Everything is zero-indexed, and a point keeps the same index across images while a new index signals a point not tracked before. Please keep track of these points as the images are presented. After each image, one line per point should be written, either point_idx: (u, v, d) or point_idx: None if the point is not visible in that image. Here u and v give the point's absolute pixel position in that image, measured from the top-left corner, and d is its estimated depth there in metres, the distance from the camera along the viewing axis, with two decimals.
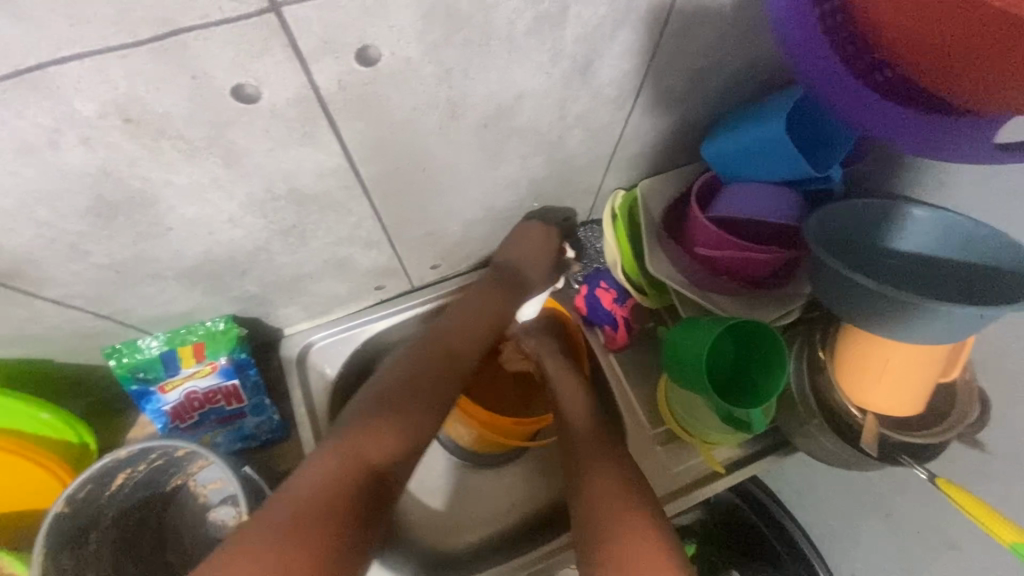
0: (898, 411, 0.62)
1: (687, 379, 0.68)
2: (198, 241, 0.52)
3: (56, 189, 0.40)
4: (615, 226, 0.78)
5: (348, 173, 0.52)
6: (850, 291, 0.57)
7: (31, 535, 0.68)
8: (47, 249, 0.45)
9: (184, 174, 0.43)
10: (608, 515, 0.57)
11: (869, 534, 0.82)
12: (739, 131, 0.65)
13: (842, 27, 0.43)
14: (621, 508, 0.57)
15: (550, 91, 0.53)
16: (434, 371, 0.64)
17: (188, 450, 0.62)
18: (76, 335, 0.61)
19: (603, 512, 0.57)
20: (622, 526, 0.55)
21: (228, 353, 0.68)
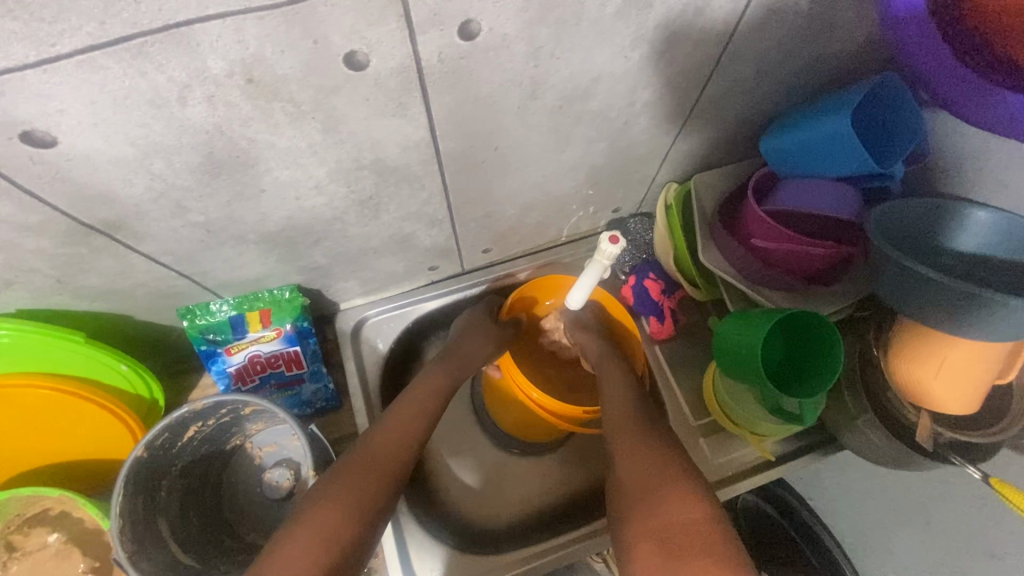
0: (954, 410, 0.62)
1: (740, 371, 0.68)
2: (284, 206, 0.55)
3: (175, 144, 0.43)
4: (668, 217, 0.80)
5: (428, 147, 0.54)
6: (914, 287, 0.58)
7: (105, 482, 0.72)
8: (153, 204, 0.48)
9: (286, 137, 0.46)
10: (655, 493, 0.56)
11: (909, 540, 0.81)
12: (803, 126, 0.67)
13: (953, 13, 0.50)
14: (667, 487, 0.56)
15: (626, 76, 0.55)
16: (417, 399, 0.67)
17: (254, 409, 0.67)
18: (158, 293, 0.64)
19: (646, 492, 0.56)
20: (667, 504, 0.54)
21: (292, 320, 0.71)
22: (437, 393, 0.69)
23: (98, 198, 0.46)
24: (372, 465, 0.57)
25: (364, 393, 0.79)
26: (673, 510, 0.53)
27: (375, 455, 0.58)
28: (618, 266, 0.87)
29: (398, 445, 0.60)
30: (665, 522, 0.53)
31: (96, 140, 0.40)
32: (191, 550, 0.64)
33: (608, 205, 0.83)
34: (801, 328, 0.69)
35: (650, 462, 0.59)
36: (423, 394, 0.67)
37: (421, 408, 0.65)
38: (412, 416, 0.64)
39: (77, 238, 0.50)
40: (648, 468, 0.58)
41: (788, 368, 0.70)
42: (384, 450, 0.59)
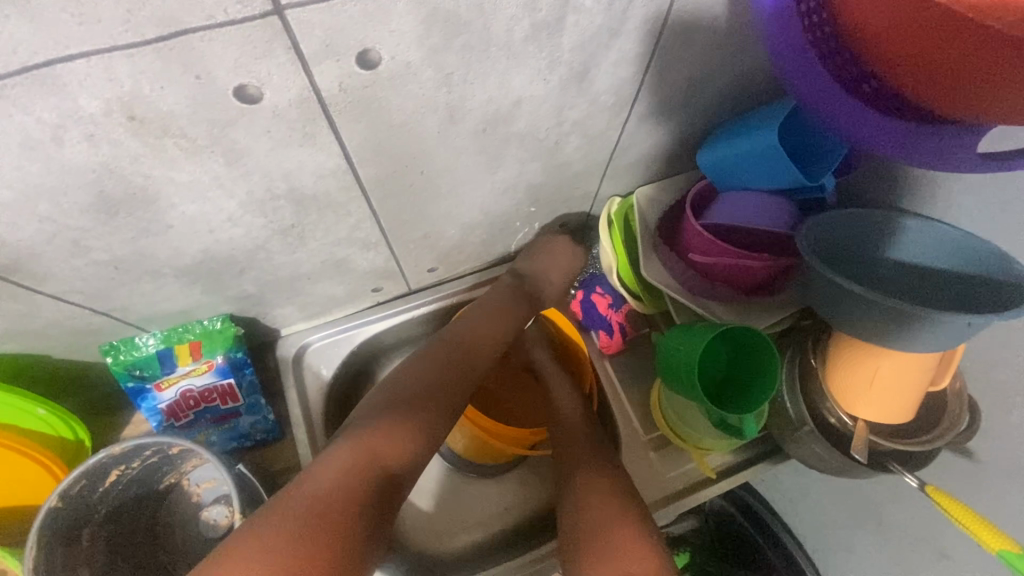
0: (886, 418, 0.63)
1: (681, 385, 0.68)
2: (198, 239, 0.53)
3: (58, 184, 0.40)
4: (611, 233, 0.80)
5: (347, 174, 0.52)
6: (843, 299, 0.58)
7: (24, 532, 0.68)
8: (48, 245, 0.46)
9: (185, 172, 0.44)
10: (601, 519, 0.58)
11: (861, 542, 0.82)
12: (735, 140, 0.67)
13: (830, 40, 0.44)
14: (611, 516, 0.58)
15: (548, 97, 0.54)
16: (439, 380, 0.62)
17: (182, 447, 0.63)
18: (75, 331, 0.61)
19: (593, 517, 0.59)
20: (611, 532, 0.56)
21: (224, 351, 0.68)
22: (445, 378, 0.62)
23: None
24: (369, 450, 0.52)
25: (307, 421, 0.76)
26: (619, 541, 0.55)
27: (377, 440, 0.53)
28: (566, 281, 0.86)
29: (402, 436, 0.55)
30: (609, 553, 0.55)
31: None
32: None
33: (554, 220, 0.82)
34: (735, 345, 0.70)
35: (602, 491, 0.61)
36: (427, 379, 0.62)
37: (425, 392, 0.60)
38: (410, 404, 0.58)
39: None
40: (596, 495, 0.61)
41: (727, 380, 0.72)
42: (386, 434, 0.54)
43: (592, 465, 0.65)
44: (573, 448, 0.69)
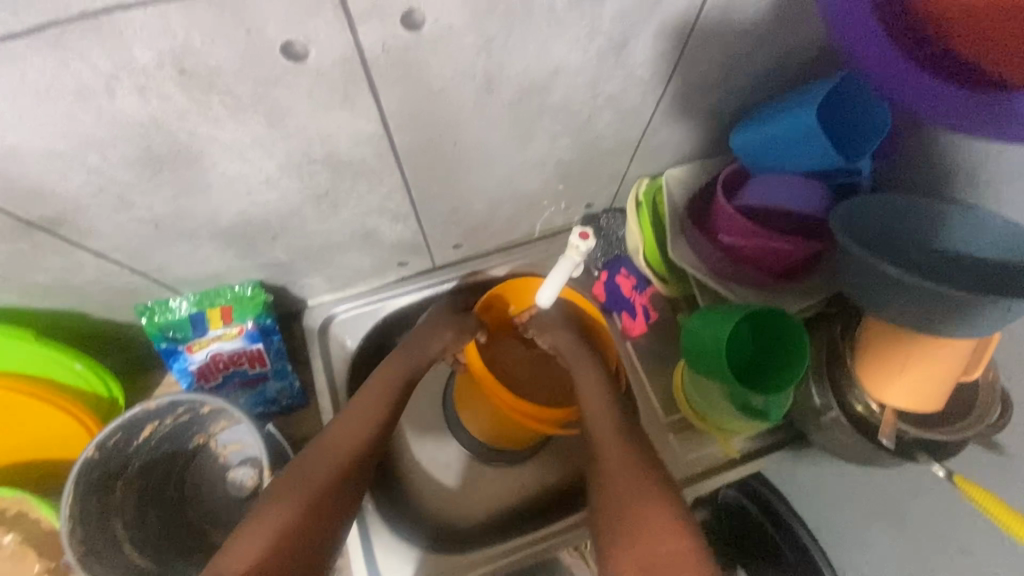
0: (918, 407, 0.62)
1: (708, 368, 0.68)
2: (236, 201, 0.54)
3: (108, 137, 0.41)
4: (639, 214, 0.79)
5: (382, 141, 0.53)
6: (878, 284, 0.57)
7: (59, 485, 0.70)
8: (94, 199, 0.47)
9: (229, 130, 0.45)
10: (639, 511, 0.56)
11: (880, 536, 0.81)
12: (772, 119, 0.66)
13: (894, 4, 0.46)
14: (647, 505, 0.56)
15: (585, 68, 0.54)
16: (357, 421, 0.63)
17: (213, 407, 0.65)
18: (114, 290, 0.63)
19: (629, 508, 0.57)
20: (647, 522, 0.55)
21: (254, 317, 0.69)
22: (378, 397, 0.66)
23: (33, 193, 0.44)
24: (316, 471, 0.58)
25: (332, 389, 0.78)
26: (659, 532, 0.54)
27: (318, 462, 0.59)
28: (591, 262, 0.86)
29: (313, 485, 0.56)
30: (650, 546, 0.53)
31: (23, 133, 0.39)
32: (147, 551, 0.64)
33: (580, 200, 0.82)
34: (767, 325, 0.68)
35: (635, 479, 0.59)
36: (368, 399, 0.66)
37: (364, 411, 0.64)
38: (350, 425, 0.63)
39: (17, 234, 0.48)
40: (629, 486, 0.59)
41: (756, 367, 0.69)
42: (325, 455, 0.59)
43: (622, 448, 0.63)
44: (600, 431, 0.65)
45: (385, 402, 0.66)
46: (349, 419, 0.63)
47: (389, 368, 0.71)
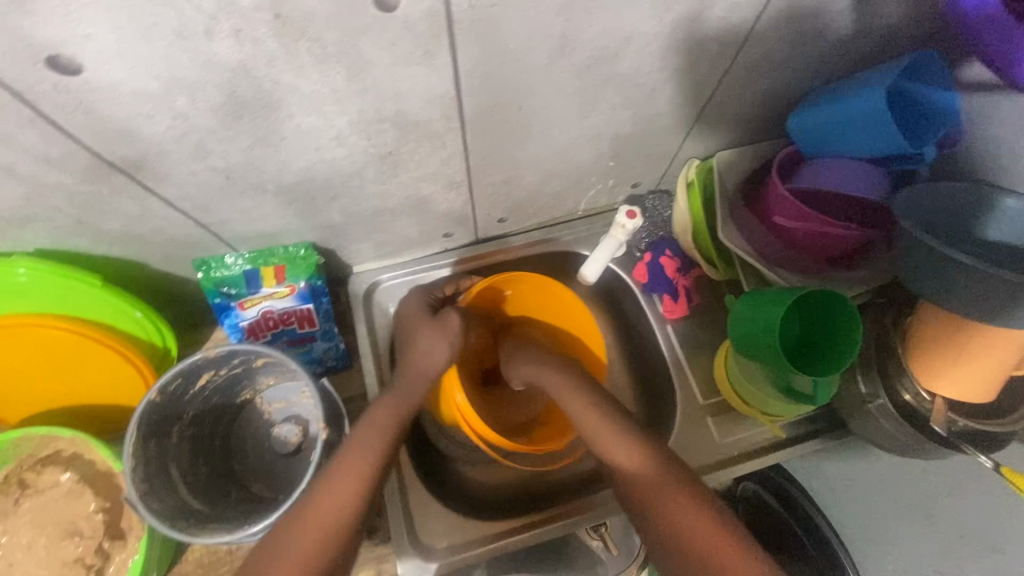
0: (968, 398, 0.62)
1: (758, 350, 0.67)
2: (304, 156, 0.55)
3: (198, 79, 0.42)
4: (690, 194, 0.78)
5: (452, 102, 0.53)
6: (940, 269, 0.56)
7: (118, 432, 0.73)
8: (175, 143, 0.48)
9: (310, 81, 0.46)
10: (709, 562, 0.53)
11: None
12: (840, 101, 0.64)
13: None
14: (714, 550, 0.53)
15: (656, 36, 0.54)
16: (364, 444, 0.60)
17: (266, 360, 0.67)
18: (176, 242, 0.64)
19: (698, 561, 0.53)
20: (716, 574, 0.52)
21: (306, 277, 0.71)
22: (376, 446, 0.60)
23: (120, 133, 0.45)
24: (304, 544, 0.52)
25: (374, 354, 0.79)
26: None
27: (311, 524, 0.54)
28: (634, 243, 0.85)
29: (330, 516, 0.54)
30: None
31: (122, 72, 0.40)
32: (201, 496, 0.65)
33: (628, 179, 0.82)
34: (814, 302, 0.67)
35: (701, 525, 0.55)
36: (367, 442, 0.60)
37: (364, 458, 0.59)
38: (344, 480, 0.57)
39: (98, 175, 0.50)
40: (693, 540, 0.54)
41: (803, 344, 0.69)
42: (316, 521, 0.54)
43: (675, 498, 0.57)
44: (644, 482, 0.60)
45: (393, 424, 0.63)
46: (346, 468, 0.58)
47: (380, 413, 0.64)
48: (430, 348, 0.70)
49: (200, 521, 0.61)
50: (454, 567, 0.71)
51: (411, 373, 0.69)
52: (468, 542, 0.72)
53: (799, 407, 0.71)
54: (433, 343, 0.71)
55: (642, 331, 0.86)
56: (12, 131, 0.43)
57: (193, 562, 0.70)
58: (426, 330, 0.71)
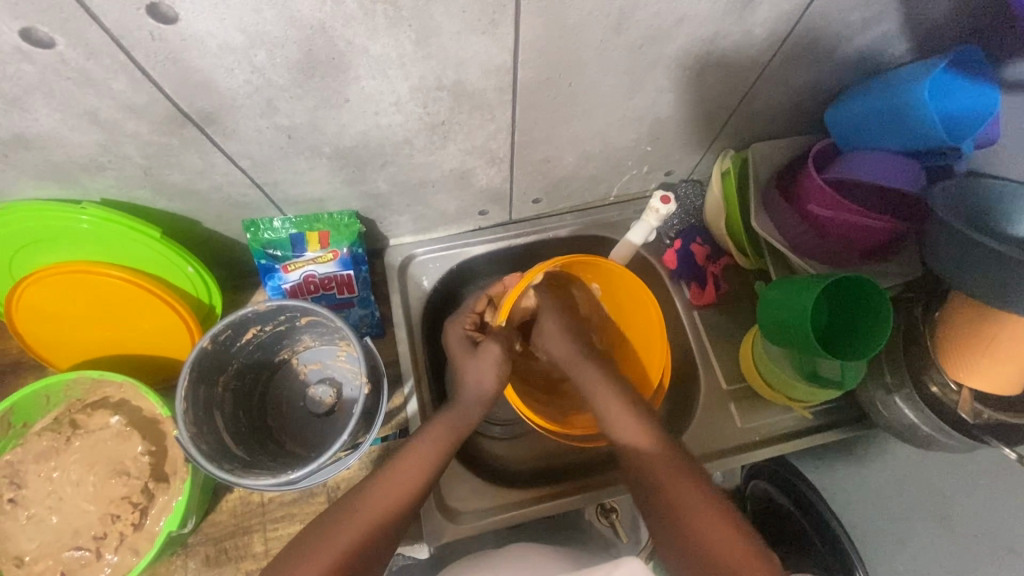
0: (996, 389, 0.62)
1: (788, 338, 0.69)
2: (363, 120, 0.57)
3: (280, 36, 0.45)
4: (724, 184, 0.80)
5: (507, 74, 0.56)
6: (975, 257, 0.58)
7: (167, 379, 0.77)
8: (248, 99, 0.51)
9: (380, 43, 0.48)
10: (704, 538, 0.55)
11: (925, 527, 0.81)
12: (889, 91, 0.65)
13: None
14: (715, 531, 0.55)
15: (709, 18, 0.56)
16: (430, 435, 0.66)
17: (308, 320, 0.70)
18: (230, 201, 0.67)
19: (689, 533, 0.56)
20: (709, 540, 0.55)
21: (349, 244, 0.73)
22: (424, 462, 0.64)
23: (200, 84, 0.48)
24: (344, 534, 0.56)
25: (407, 324, 0.81)
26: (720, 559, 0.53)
27: (352, 521, 0.57)
28: (664, 230, 0.87)
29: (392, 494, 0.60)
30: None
31: (212, 23, 0.43)
32: (242, 445, 0.68)
33: (663, 166, 0.84)
34: (870, 300, 0.66)
35: (699, 506, 0.58)
36: (417, 457, 0.64)
37: (410, 471, 0.62)
38: (392, 485, 0.61)
39: (172, 127, 0.52)
40: (692, 516, 0.57)
41: (857, 335, 0.69)
42: (359, 518, 0.57)
43: (683, 482, 0.60)
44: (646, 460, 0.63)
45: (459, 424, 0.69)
46: (390, 479, 0.61)
47: (435, 428, 0.67)
48: (478, 375, 0.71)
49: (242, 466, 0.64)
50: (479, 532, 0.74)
51: (466, 401, 0.70)
52: (491, 509, 0.75)
53: (825, 394, 0.73)
54: (480, 373, 0.71)
55: (668, 318, 0.88)
56: (104, 76, 0.46)
57: (227, 512, 0.73)
58: (471, 363, 0.72)
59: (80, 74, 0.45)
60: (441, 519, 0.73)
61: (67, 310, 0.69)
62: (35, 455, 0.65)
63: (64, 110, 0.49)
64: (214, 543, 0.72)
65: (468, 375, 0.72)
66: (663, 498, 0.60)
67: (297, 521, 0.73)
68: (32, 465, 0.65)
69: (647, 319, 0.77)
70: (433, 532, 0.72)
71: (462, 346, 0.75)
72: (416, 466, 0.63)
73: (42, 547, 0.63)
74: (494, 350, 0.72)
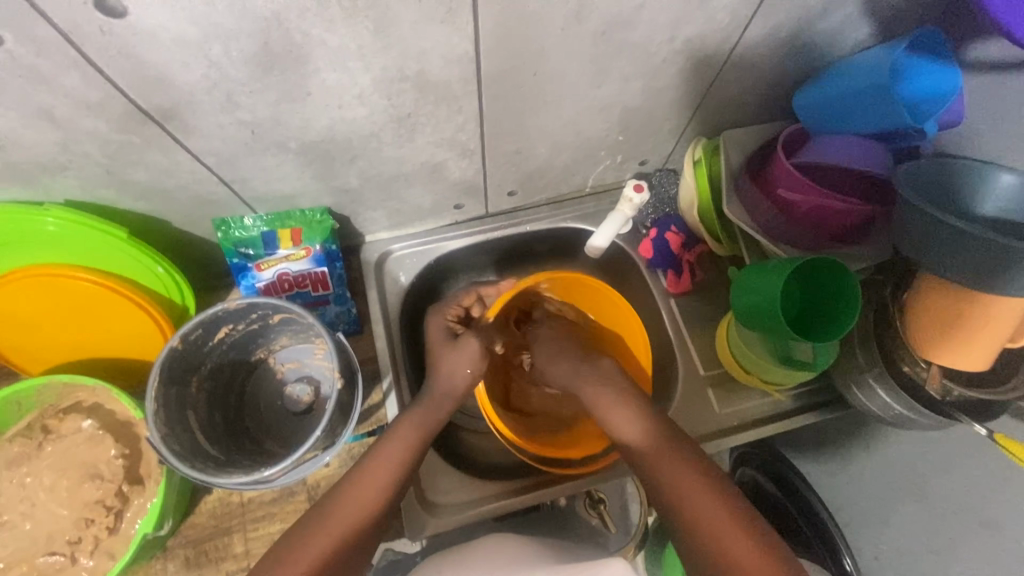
0: (966, 366, 0.62)
1: (760, 322, 0.69)
2: (327, 113, 0.57)
3: (234, 29, 0.45)
4: (696, 172, 0.81)
5: (471, 63, 0.55)
6: (937, 236, 0.59)
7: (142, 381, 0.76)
8: (207, 94, 0.50)
9: (338, 35, 0.48)
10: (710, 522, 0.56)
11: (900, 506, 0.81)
12: (851, 75, 0.67)
13: None
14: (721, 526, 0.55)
15: (671, 4, 0.56)
16: (413, 424, 0.67)
17: (282, 318, 0.70)
18: (198, 201, 0.66)
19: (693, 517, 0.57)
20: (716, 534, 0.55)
21: (321, 241, 0.73)
22: (393, 468, 0.63)
23: (157, 79, 0.47)
24: (334, 525, 0.57)
25: (385, 320, 0.81)
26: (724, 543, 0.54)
27: (322, 532, 0.56)
28: (640, 219, 0.87)
29: (378, 481, 0.61)
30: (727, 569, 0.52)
31: (163, 16, 0.42)
32: (217, 444, 0.67)
33: (636, 155, 0.84)
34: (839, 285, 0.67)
35: (696, 491, 0.58)
36: (400, 445, 0.65)
37: (382, 476, 0.62)
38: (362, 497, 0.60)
39: (132, 125, 0.52)
40: (693, 500, 0.57)
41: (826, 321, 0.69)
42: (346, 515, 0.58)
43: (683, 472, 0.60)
44: (647, 450, 0.63)
45: (439, 414, 0.69)
46: (361, 486, 0.61)
47: (404, 427, 0.66)
48: (453, 366, 0.72)
49: (216, 465, 0.64)
50: (462, 524, 0.74)
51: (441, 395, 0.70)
52: (475, 500, 0.75)
53: (801, 376, 0.74)
54: (457, 365, 0.72)
55: (647, 307, 0.88)
56: (56, 72, 0.45)
57: (206, 514, 0.72)
58: (449, 354, 0.73)
59: (32, 72, 0.45)
60: (422, 513, 0.73)
61: (36, 314, 0.68)
62: (7, 461, 0.65)
63: (18, 109, 0.48)
64: (193, 545, 0.71)
65: (444, 366, 0.73)
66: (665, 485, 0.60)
67: (277, 520, 0.72)
68: (4, 472, 0.64)
69: (623, 305, 0.80)
70: (415, 526, 0.72)
71: (443, 337, 0.77)
72: (393, 459, 0.63)
73: (15, 554, 0.63)
74: (473, 345, 0.73)
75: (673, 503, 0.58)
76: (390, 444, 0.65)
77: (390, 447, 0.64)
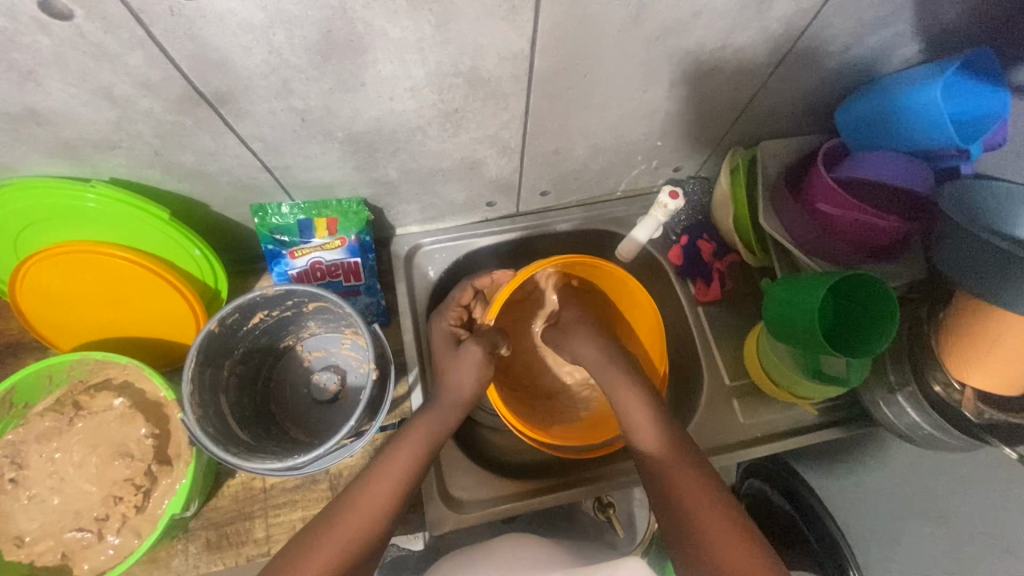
0: (999, 389, 0.62)
1: (795, 337, 0.69)
2: (377, 105, 0.57)
3: (300, 15, 0.45)
4: (733, 180, 0.80)
5: (525, 62, 0.55)
6: (978, 255, 0.59)
7: (171, 363, 0.77)
8: (265, 79, 0.50)
9: (399, 27, 0.48)
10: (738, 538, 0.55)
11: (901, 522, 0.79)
12: (893, 90, 0.67)
13: None
14: (715, 531, 0.56)
15: (728, 11, 0.56)
16: (427, 430, 0.67)
17: (315, 306, 0.70)
18: (240, 185, 0.66)
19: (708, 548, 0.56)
20: (711, 535, 0.56)
21: (357, 231, 0.74)
22: (402, 470, 0.63)
23: (218, 62, 0.48)
24: (347, 529, 0.58)
25: (413, 314, 0.81)
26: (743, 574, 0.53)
27: (336, 533, 0.57)
28: (672, 226, 0.88)
29: (390, 486, 0.62)
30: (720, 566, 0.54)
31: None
32: (246, 429, 0.68)
33: (672, 161, 0.83)
34: (876, 305, 0.67)
35: (696, 490, 0.60)
36: (413, 449, 0.64)
37: (395, 480, 0.62)
38: (369, 502, 0.60)
39: (186, 106, 0.52)
40: (698, 512, 0.58)
41: (862, 334, 0.69)
42: (358, 517, 0.59)
43: (685, 474, 0.61)
44: (662, 460, 0.63)
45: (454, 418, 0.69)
46: (377, 488, 0.61)
47: (423, 423, 0.67)
48: (459, 376, 0.71)
49: (246, 449, 0.64)
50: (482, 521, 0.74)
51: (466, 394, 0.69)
52: (493, 498, 0.75)
53: (831, 391, 0.73)
54: (461, 376, 0.71)
55: (673, 314, 0.88)
56: (121, 50, 0.45)
57: (229, 497, 0.72)
58: (453, 364, 0.71)
59: (97, 48, 0.45)
60: (444, 508, 0.73)
61: (72, 290, 0.69)
62: (38, 435, 0.65)
63: (78, 85, 0.48)
64: (215, 528, 0.71)
65: (449, 376, 0.71)
66: (684, 514, 0.59)
67: (299, 507, 0.73)
68: (34, 446, 0.64)
69: (647, 312, 0.80)
70: (436, 519, 0.72)
71: (445, 346, 0.74)
72: (407, 461, 0.64)
73: (43, 528, 0.63)
74: (476, 353, 0.71)
75: (679, 516, 0.59)
76: (404, 447, 0.64)
77: (404, 450, 0.64)
